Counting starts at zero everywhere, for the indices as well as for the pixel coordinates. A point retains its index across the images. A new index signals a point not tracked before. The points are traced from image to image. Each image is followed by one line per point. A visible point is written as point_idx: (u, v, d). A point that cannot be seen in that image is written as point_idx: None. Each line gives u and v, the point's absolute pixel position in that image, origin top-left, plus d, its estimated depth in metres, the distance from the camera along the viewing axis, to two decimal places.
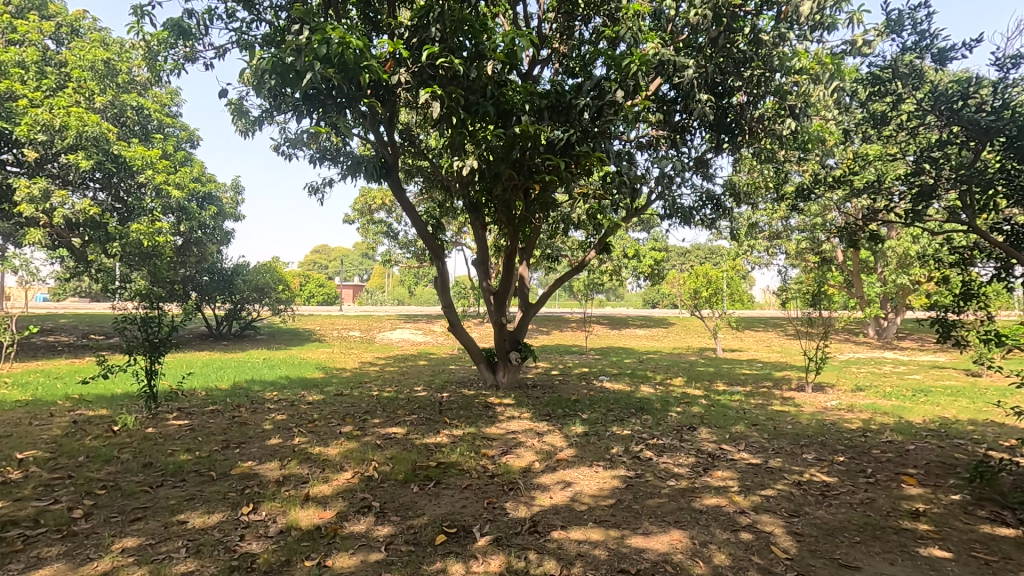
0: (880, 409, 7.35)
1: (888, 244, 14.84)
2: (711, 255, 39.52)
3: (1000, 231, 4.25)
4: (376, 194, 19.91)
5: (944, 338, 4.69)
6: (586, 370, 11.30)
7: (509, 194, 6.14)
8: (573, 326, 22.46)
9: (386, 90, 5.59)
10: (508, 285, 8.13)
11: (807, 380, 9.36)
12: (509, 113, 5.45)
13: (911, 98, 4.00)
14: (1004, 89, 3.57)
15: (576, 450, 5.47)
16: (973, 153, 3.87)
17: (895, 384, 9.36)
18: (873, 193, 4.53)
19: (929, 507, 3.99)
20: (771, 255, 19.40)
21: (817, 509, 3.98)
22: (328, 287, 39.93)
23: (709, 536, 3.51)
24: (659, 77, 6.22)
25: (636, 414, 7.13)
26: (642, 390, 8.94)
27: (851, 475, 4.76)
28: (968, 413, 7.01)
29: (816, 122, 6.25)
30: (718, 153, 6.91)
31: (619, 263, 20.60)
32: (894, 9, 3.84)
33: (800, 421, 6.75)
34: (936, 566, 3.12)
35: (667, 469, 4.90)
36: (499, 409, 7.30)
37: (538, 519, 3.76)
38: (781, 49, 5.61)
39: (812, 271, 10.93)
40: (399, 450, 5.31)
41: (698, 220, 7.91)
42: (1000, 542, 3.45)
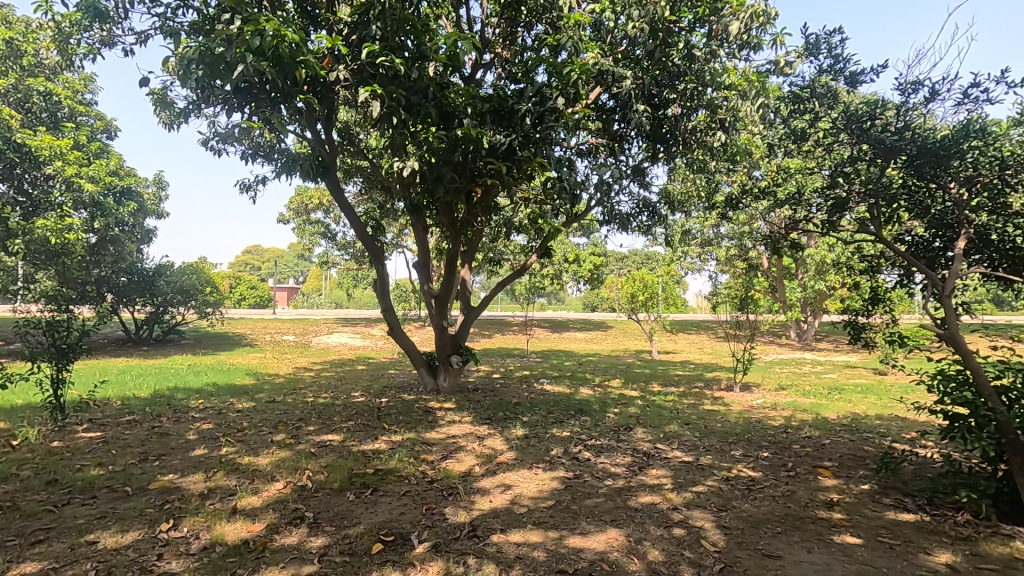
0: (800, 406, 7.85)
1: (808, 252, 15.96)
2: (648, 261, 41.23)
3: (903, 241, 4.74)
4: (313, 193, 19.34)
5: (855, 339, 5.09)
6: (527, 373, 11.39)
7: (450, 198, 5.99)
8: (515, 330, 22.67)
9: (325, 87, 5.38)
10: (450, 288, 8.06)
11: (735, 380, 9.86)
12: (451, 114, 5.42)
13: (827, 117, 4.31)
14: (905, 111, 4.00)
15: (516, 453, 5.49)
16: (880, 169, 4.25)
17: (813, 383, 10.04)
18: (794, 205, 4.82)
19: (842, 497, 4.29)
20: (704, 262, 20.26)
21: (743, 503, 4.19)
22: (261, 289, 38.14)
23: (643, 533, 3.61)
24: (599, 86, 6.39)
25: (576, 416, 7.27)
26: (582, 392, 9.13)
27: (774, 469, 5.04)
28: (875, 409, 7.60)
29: (744, 136, 6.58)
30: (654, 163, 7.18)
31: (560, 267, 21.01)
32: (812, 33, 4.11)
33: (729, 420, 7.07)
34: (849, 551, 3.35)
35: (604, 469, 5.01)
36: (440, 413, 7.23)
37: (477, 523, 3.74)
38: (712, 65, 5.90)
39: (740, 277, 11.56)
40: (334, 458, 5.15)
41: (636, 226, 8.18)
42: (903, 527, 3.75)
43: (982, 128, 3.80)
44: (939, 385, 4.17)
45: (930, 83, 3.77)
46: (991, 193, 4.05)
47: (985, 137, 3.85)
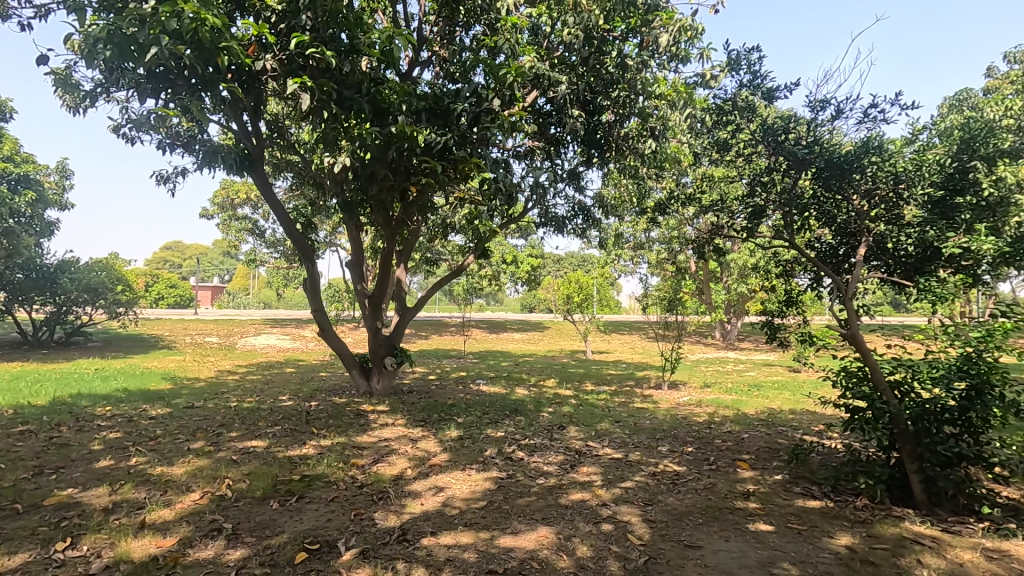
0: (722, 403, 8.27)
1: (731, 257, 16.86)
2: (584, 263, 42.18)
3: (814, 247, 5.02)
4: (240, 188, 18.40)
5: (771, 338, 5.47)
6: (463, 373, 11.34)
7: (384, 196, 5.89)
8: (452, 330, 22.53)
9: (251, 76, 5.14)
10: (384, 288, 7.91)
11: (664, 379, 10.26)
12: (385, 111, 5.32)
13: (747, 129, 4.57)
14: (814, 127, 4.34)
15: (450, 455, 5.46)
16: (793, 180, 4.58)
17: (735, 380, 10.62)
18: (718, 211, 5.05)
19: (757, 487, 4.56)
20: (636, 265, 20.95)
21: (667, 497, 4.36)
22: (181, 287, 35.83)
23: (572, 530, 3.69)
24: (536, 90, 6.47)
25: (511, 416, 7.31)
26: (517, 392, 9.20)
27: (697, 463, 5.29)
28: (789, 404, 8.13)
29: (673, 144, 6.86)
30: (589, 167, 7.34)
31: (497, 268, 21.07)
32: (733, 49, 4.35)
33: (657, 417, 7.35)
34: (762, 538, 3.56)
35: (537, 468, 5.07)
36: (372, 416, 7.06)
37: (408, 527, 3.68)
38: (644, 74, 6.04)
39: (669, 279, 12.03)
40: (258, 465, 4.91)
41: (571, 229, 8.34)
42: (810, 513, 4.03)
43: (879, 145, 4.19)
44: (842, 380, 4.51)
45: (835, 103, 4.11)
46: (887, 205, 4.45)
47: (881, 154, 4.25)
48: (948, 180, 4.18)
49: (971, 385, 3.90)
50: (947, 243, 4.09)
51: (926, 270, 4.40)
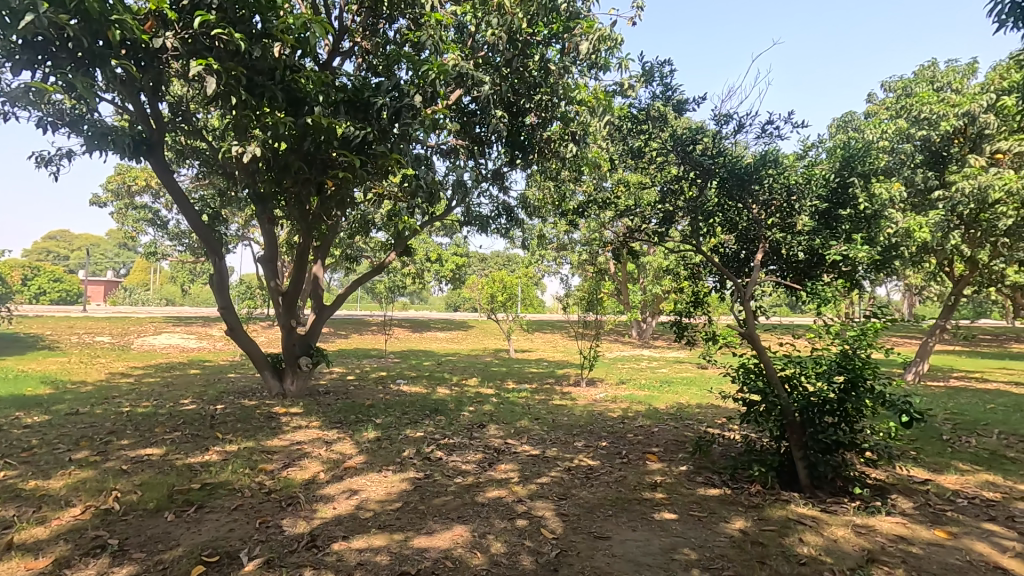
0: (636, 398, 8.66)
1: (647, 259, 17.66)
2: (509, 262, 42.57)
3: (719, 252, 5.37)
4: (138, 174, 16.93)
5: (680, 337, 5.75)
6: (384, 373, 11.11)
7: (299, 189, 5.65)
8: (374, 329, 21.98)
9: (149, 54, 4.74)
10: (299, 286, 7.58)
11: (582, 376, 10.57)
12: (300, 101, 5.09)
13: (658, 137, 4.80)
14: (719, 139, 4.64)
15: (366, 456, 5.33)
16: (699, 189, 4.86)
17: (648, 377, 11.14)
18: (631, 215, 5.24)
19: (664, 478, 4.82)
20: (559, 265, 21.43)
21: (581, 490, 4.51)
22: (67, 282, 32.40)
23: (487, 527, 3.72)
24: (460, 89, 6.48)
25: (431, 416, 7.24)
26: (439, 391, 9.14)
27: (610, 457, 5.50)
28: (695, 399, 8.65)
29: (593, 149, 7.08)
30: (513, 168, 7.41)
31: (421, 266, 20.79)
32: (647, 62, 4.56)
33: (575, 413, 7.58)
34: (666, 526, 3.77)
35: (455, 467, 5.06)
36: (284, 418, 6.75)
37: (317, 533, 3.56)
38: (565, 80, 6.34)
39: (589, 280, 12.42)
40: (152, 474, 4.55)
41: (494, 229, 8.39)
42: (710, 500, 4.32)
43: (775, 158, 4.56)
44: (741, 376, 4.85)
45: (737, 117, 4.42)
46: (781, 214, 4.85)
47: (777, 167, 4.62)
48: (832, 193, 4.63)
49: (848, 379, 4.33)
50: (830, 250, 4.53)
51: (814, 274, 4.84)
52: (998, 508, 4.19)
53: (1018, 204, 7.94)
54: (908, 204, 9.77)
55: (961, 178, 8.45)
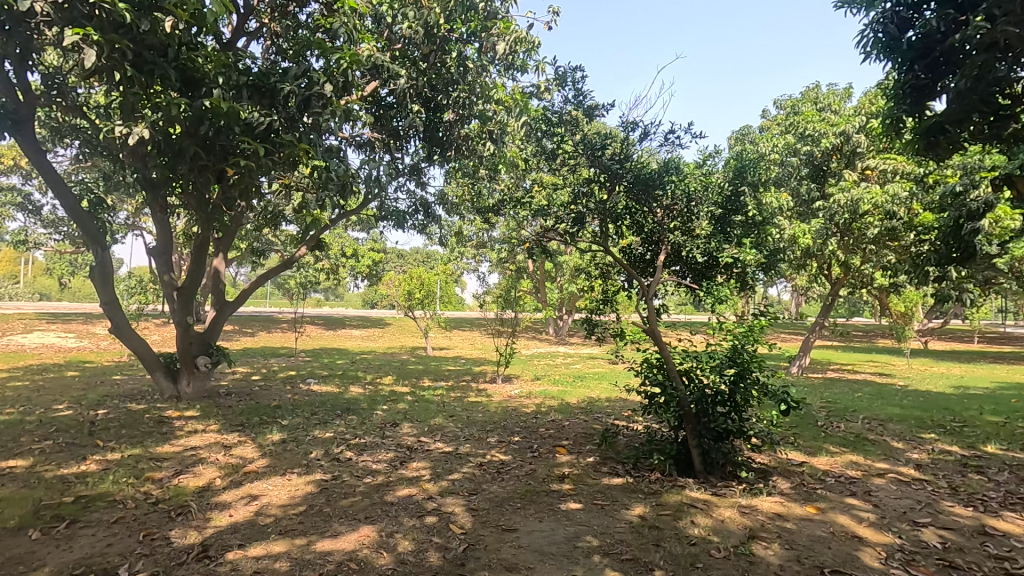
0: (549, 394, 8.89)
1: (564, 259, 18.13)
2: (428, 259, 42.08)
3: (627, 253, 5.61)
4: (5, 152, 14.99)
5: (590, 333, 5.94)
6: (293, 372, 10.62)
7: (196, 177, 5.24)
8: (283, 327, 20.92)
9: (14, 18, 4.22)
10: (197, 280, 7.07)
11: (498, 373, 10.69)
12: (198, 82, 4.77)
13: (570, 140, 4.94)
14: (626, 145, 4.86)
15: (269, 460, 5.08)
16: (608, 192, 5.05)
17: (562, 373, 11.46)
18: (545, 215, 5.34)
19: (572, 470, 5.00)
20: (478, 263, 21.49)
21: (491, 485, 4.57)
22: None
23: (395, 526, 3.68)
24: (376, 80, 6.31)
25: (341, 416, 7.01)
26: (351, 390, 8.88)
27: (522, 451, 5.61)
28: (605, 393, 9.01)
29: (510, 150, 7.18)
30: (430, 164, 7.33)
31: (336, 262, 20.06)
32: (561, 66, 4.68)
33: (489, 410, 7.65)
34: (571, 516, 3.91)
35: (364, 467, 4.95)
36: (178, 422, 6.27)
37: (210, 542, 3.35)
38: (483, 79, 6.39)
39: (506, 278, 12.55)
40: (15, 489, 4.07)
41: (411, 225, 8.27)
42: (613, 489, 4.53)
43: (677, 166, 4.86)
44: (645, 371, 5.11)
45: (643, 125, 4.67)
46: (682, 218, 5.17)
47: (679, 174, 4.92)
48: (727, 200, 5.02)
49: (737, 371, 4.72)
50: (724, 253, 4.92)
51: (710, 275, 5.19)
52: (859, 484, 4.73)
53: (882, 216, 8.98)
54: (794, 212, 10.75)
55: (837, 191, 9.42)
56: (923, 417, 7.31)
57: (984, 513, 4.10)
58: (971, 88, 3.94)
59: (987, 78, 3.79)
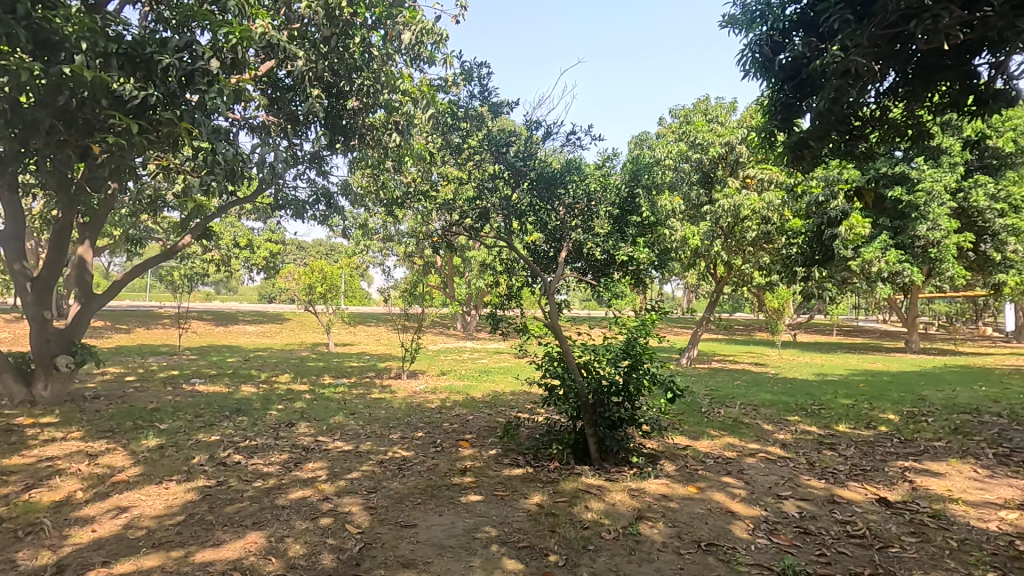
0: (455, 389, 8.89)
1: (472, 254, 18.17)
2: (331, 251, 40.37)
3: (530, 250, 5.70)
4: None
5: (494, 328, 5.99)
6: (175, 372, 9.75)
7: (54, 152, 4.65)
8: (165, 323, 19.10)
9: None
10: (56, 270, 6.29)
11: (403, 368, 10.52)
12: (56, 45, 4.23)
13: (475, 135, 4.96)
14: (530, 143, 4.96)
15: (144, 467, 4.64)
16: (511, 188, 5.12)
17: (468, 368, 11.50)
18: (450, 209, 5.31)
19: (474, 463, 5.05)
20: (385, 257, 20.97)
21: (392, 482, 4.50)
22: None
23: (286, 530, 3.51)
24: (271, 61, 5.92)
25: (230, 417, 6.54)
26: (242, 390, 8.33)
27: (425, 447, 5.57)
28: (509, 387, 9.17)
29: (416, 143, 7.07)
30: (333, 153, 7.03)
31: (228, 252, 18.66)
32: (467, 61, 4.68)
33: (393, 406, 7.51)
34: (470, 508, 3.95)
35: (255, 470, 4.67)
36: (31, 430, 5.54)
37: (67, 563, 3.01)
38: (388, 68, 6.23)
39: (413, 272, 12.35)
40: None
41: (312, 215, 7.89)
42: (513, 479, 4.64)
43: (578, 166, 5.04)
44: (546, 364, 5.24)
45: (546, 125, 4.80)
46: (583, 217, 5.34)
47: (580, 174, 5.10)
48: (623, 202, 5.26)
49: (630, 363, 5.00)
50: (620, 252, 5.16)
51: (607, 271, 5.42)
52: (733, 464, 5.20)
53: (759, 220, 9.89)
54: (686, 215, 11.56)
55: (722, 196, 10.26)
56: (790, 402, 8.17)
57: (834, 484, 4.68)
58: (829, 110, 4.43)
59: (840, 102, 4.30)
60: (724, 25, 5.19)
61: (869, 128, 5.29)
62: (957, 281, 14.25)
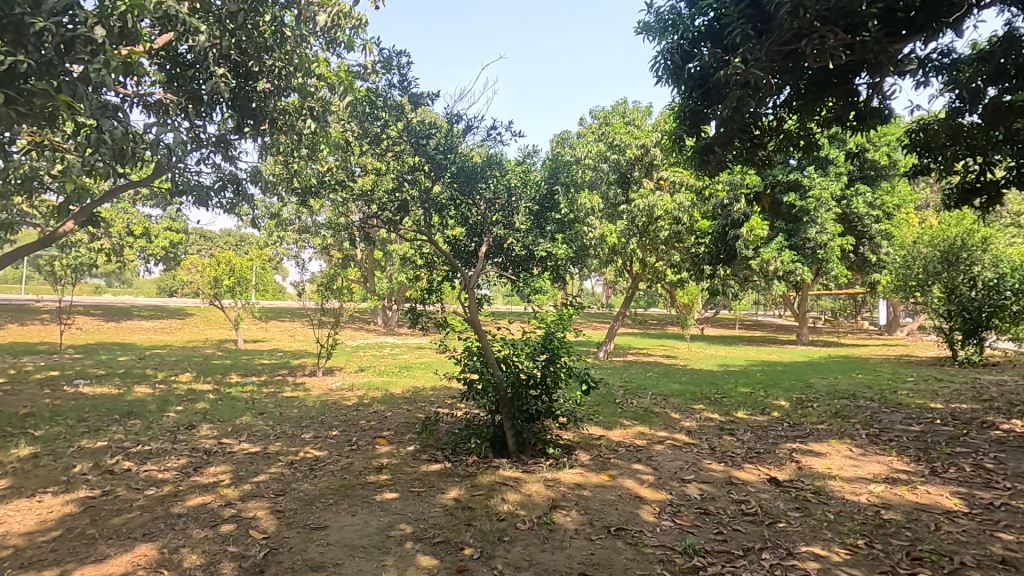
0: (372, 385, 8.67)
1: (393, 248, 17.79)
2: (240, 241, 38.04)
3: (450, 244, 5.64)
4: None
5: (414, 323, 5.86)
6: (55, 372, 8.77)
7: None
8: (44, 319, 17.14)
9: None
10: None
11: (318, 365, 10.12)
12: None
13: (394, 126, 4.84)
14: (450, 136, 4.91)
15: (13, 480, 4.15)
16: (432, 182, 5.03)
17: (387, 363, 11.27)
18: (367, 201, 5.14)
19: (390, 460, 4.95)
20: (300, 249, 20.05)
21: (302, 483, 4.32)
22: None
23: (182, 540, 3.27)
24: (170, 34, 5.41)
25: (120, 421, 5.99)
26: (136, 391, 7.65)
27: (339, 445, 5.39)
28: (429, 382, 9.08)
29: (333, 130, 6.78)
30: (241, 137, 6.59)
31: (121, 241, 17.05)
32: (385, 49, 4.55)
33: (306, 404, 7.20)
34: (385, 506, 3.87)
35: (147, 477, 4.31)
36: None
37: None
38: (302, 50, 5.93)
39: (330, 265, 11.89)
40: None
41: (217, 203, 7.36)
42: (430, 475, 4.59)
43: (498, 162, 5.05)
44: (466, 359, 5.22)
45: (466, 118, 4.76)
46: (503, 212, 5.36)
47: (500, 170, 5.11)
48: (542, 198, 5.32)
49: (548, 356, 5.10)
50: (539, 248, 5.23)
51: (526, 266, 5.47)
52: (643, 452, 5.46)
53: (671, 220, 10.40)
54: (604, 213, 11.97)
55: (637, 196, 10.68)
56: (695, 391, 8.70)
57: (732, 466, 5.04)
58: (732, 118, 4.73)
59: (742, 111, 4.60)
60: (639, 30, 5.40)
61: (766, 138, 5.70)
62: (840, 280, 15.77)
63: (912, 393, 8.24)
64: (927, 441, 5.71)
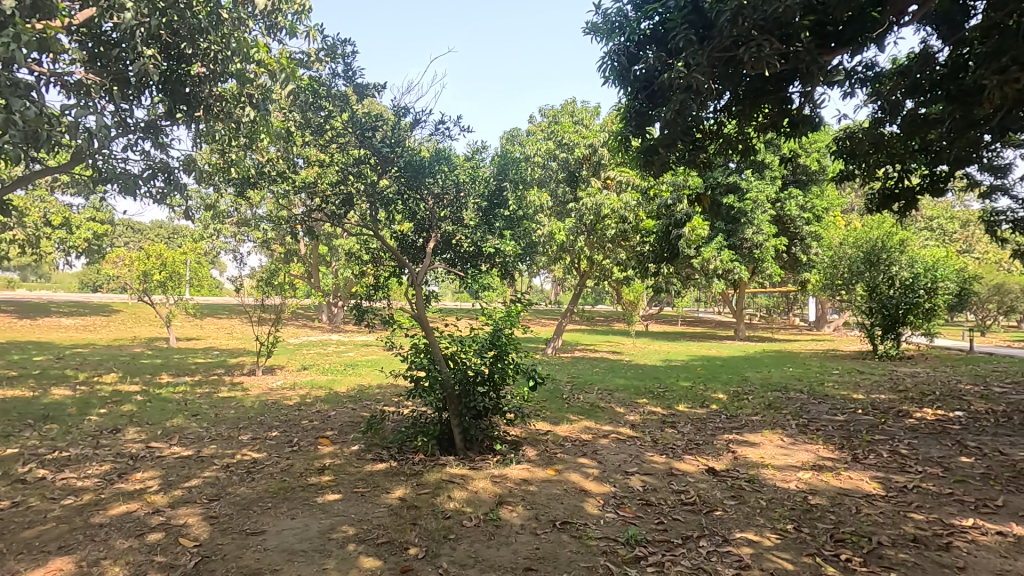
0: (316, 384, 8.41)
1: (338, 242, 17.29)
2: (172, 233, 35.99)
3: (397, 239, 5.52)
4: None
5: (359, 320, 5.71)
6: None
7: None
8: None
9: None
10: None
11: (258, 364, 9.72)
12: None
13: (338, 116, 4.69)
14: (397, 128, 4.81)
15: None
16: (378, 175, 4.92)
17: (331, 361, 10.96)
18: (310, 193, 4.96)
19: (333, 461, 4.81)
20: (239, 242, 19.17)
21: (238, 487, 4.13)
22: None
23: (103, 551, 3.06)
24: (91, 10, 5.00)
25: (34, 426, 5.54)
26: (53, 393, 7.10)
27: (279, 447, 5.20)
28: (375, 380, 8.89)
29: (274, 119, 6.50)
30: (173, 123, 6.22)
31: (37, 231, 15.74)
32: (329, 37, 4.40)
33: (243, 405, 6.90)
34: (327, 508, 3.76)
35: (65, 486, 4.01)
36: None
37: None
38: (240, 34, 5.65)
39: (271, 260, 11.43)
40: None
41: (146, 193, 6.92)
42: (374, 475, 4.50)
43: (447, 156, 4.99)
44: (412, 357, 5.13)
45: (414, 111, 4.68)
46: (451, 208, 5.31)
47: (449, 165, 5.06)
48: (491, 195, 5.29)
49: (495, 353, 5.09)
50: (488, 244, 5.22)
51: (474, 262, 5.43)
52: (589, 446, 5.55)
53: (618, 219, 10.60)
54: (552, 211, 12.07)
55: (585, 195, 10.82)
56: (639, 386, 8.94)
57: (673, 458, 5.21)
58: (675, 120, 4.87)
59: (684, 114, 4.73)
60: (587, 31, 5.45)
61: (708, 140, 5.90)
62: (773, 278, 16.60)
63: (837, 385, 8.78)
64: (849, 430, 6.11)
